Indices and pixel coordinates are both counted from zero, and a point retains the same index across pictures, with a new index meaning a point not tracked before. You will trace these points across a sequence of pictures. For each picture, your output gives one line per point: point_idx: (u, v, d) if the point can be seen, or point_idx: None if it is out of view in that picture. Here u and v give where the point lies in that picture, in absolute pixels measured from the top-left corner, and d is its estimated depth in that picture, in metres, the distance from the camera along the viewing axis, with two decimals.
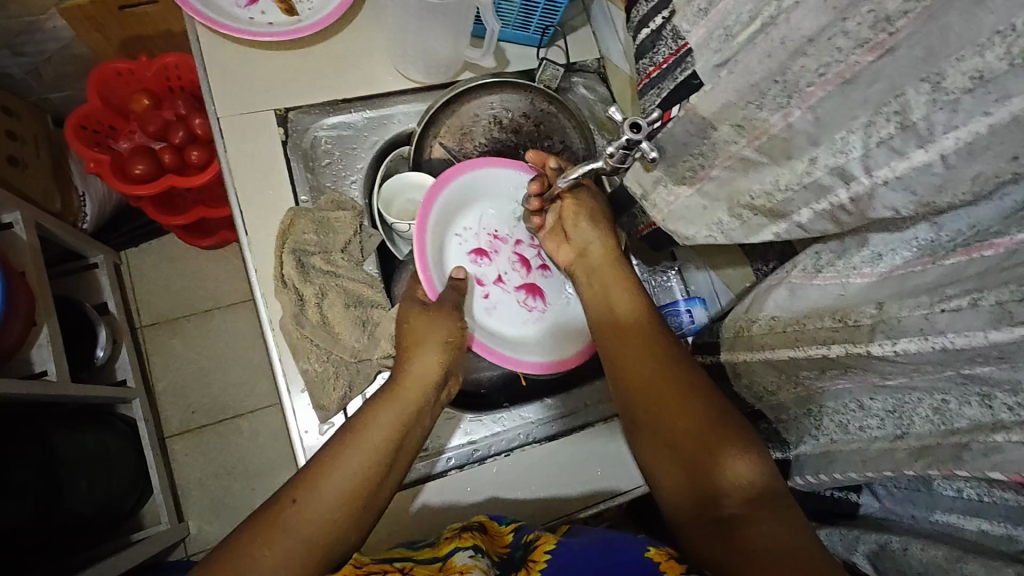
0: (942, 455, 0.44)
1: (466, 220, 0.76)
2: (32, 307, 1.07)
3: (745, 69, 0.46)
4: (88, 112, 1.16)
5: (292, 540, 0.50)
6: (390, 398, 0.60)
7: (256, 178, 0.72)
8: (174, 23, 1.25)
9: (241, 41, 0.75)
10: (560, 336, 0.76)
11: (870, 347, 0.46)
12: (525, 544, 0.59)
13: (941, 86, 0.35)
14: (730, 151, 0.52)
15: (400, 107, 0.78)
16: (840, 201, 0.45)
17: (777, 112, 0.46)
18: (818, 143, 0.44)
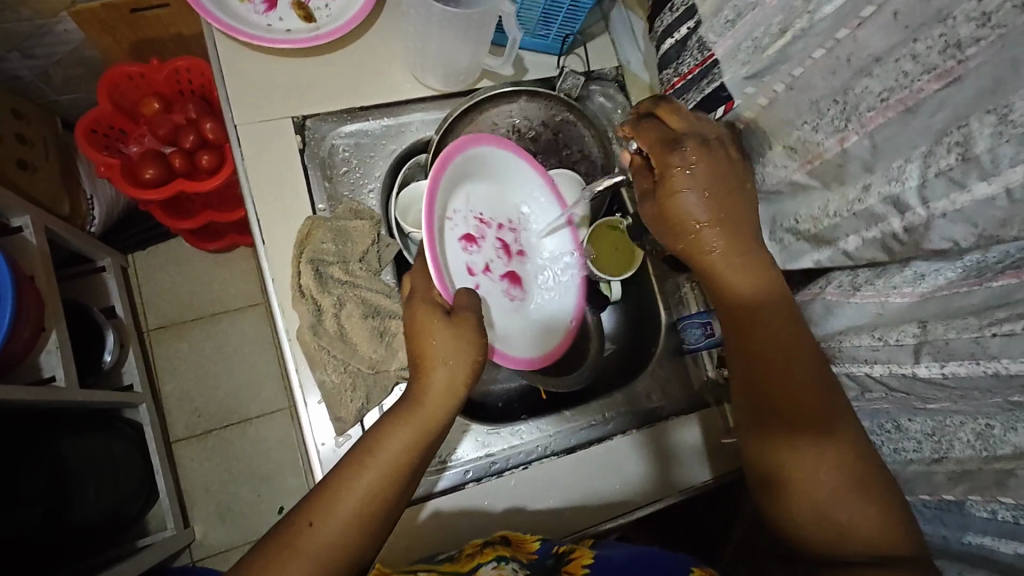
0: (985, 480, 0.47)
1: (455, 202, 0.70)
2: (42, 312, 1.07)
3: (807, 86, 0.49)
4: (98, 115, 1.15)
5: (306, 563, 0.50)
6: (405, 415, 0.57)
7: (273, 186, 0.71)
8: (185, 26, 1.24)
9: (258, 48, 0.74)
10: (540, 327, 0.75)
11: (916, 369, 0.48)
12: (556, 554, 0.62)
13: (1010, 116, 0.37)
14: (781, 175, 0.55)
15: (417, 115, 0.78)
16: (893, 230, 0.46)
17: (833, 135, 0.49)
18: (873, 169, 0.47)
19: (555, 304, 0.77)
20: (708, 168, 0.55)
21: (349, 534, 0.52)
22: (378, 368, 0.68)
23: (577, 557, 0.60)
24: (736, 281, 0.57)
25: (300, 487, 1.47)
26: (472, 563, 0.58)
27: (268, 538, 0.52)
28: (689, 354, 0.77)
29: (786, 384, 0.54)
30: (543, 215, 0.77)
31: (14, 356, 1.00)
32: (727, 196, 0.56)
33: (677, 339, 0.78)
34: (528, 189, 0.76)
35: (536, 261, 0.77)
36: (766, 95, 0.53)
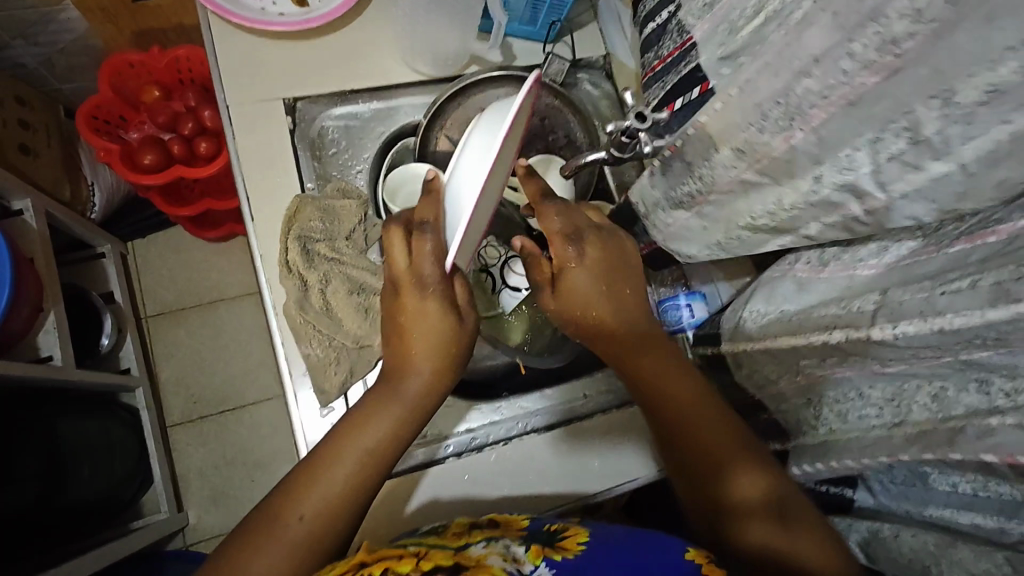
0: (938, 439, 0.46)
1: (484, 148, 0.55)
2: (40, 294, 1.08)
3: (751, 88, 0.45)
4: (99, 102, 1.18)
5: (282, 546, 0.51)
6: (377, 408, 0.58)
7: (262, 165, 0.73)
8: (186, 17, 1.27)
9: (252, 31, 0.76)
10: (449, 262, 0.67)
11: (872, 331, 0.48)
12: (547, 531, 0.58)
13: (953, 100, 0.35)
14: (729, 176, 0.52)
15: (406, 99, 0.79)
16: (853, 214, 0.47)
17: (778, 134, 0.45)
18: (821, 161, 0.44)
19: None
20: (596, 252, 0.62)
21: (332, 510, 0.54)
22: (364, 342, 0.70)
23: (572, 533, 0.57)
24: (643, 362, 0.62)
25: None
26: (459, 542, 0.55)
27: (251, 523, 0.53)
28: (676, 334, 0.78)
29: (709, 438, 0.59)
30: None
31: (13, 335, 1.02)
32: (619, 279, 0.62)
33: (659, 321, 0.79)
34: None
35: None
36: (719, 97, 0.48)
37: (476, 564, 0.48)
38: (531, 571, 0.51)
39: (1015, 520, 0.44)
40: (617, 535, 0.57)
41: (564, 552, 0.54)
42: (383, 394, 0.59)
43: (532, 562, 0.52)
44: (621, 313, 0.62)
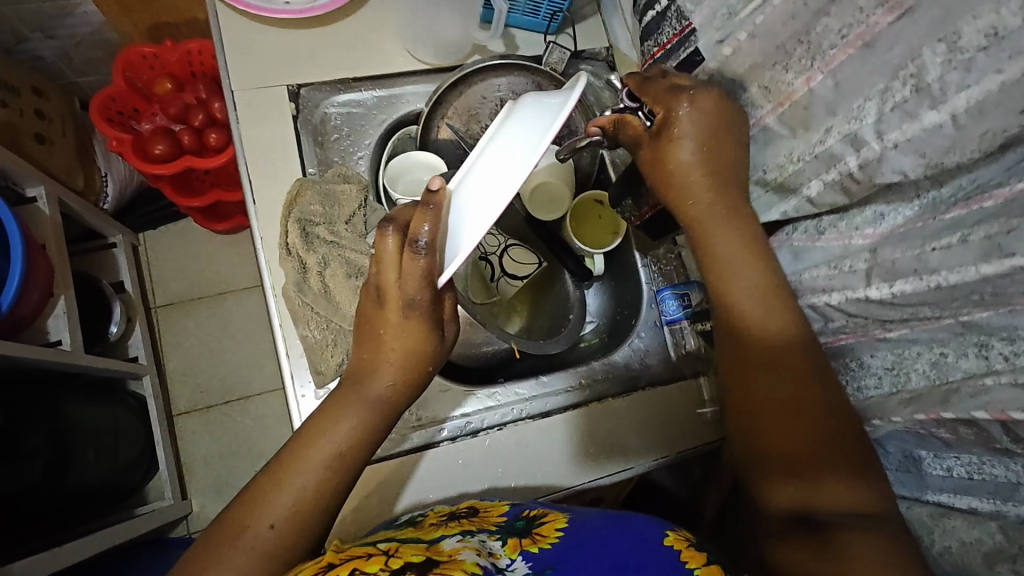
0: (931, 399, 0.48)
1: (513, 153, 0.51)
2: (51, 279, 1.10)
3: (768, 31, 0.50)
4: (115, 92, 1.20)
5: (242, 556, 0.50)
6: (346, 404, 0.57)
7: (265, 149, 0.74)
8: (200, 11, 1.29)
9: (257, 19, 0.77)
10: None
11: (869, 291, 0.50)
12: (524, 519, 0.59)
13: (958, 45, 0.38)
14: (756, 117, 0.56)
15: (410, 88, 0.80)
16: (849, 168, 0.48)
17: (800, 75, 0.49)
18: (835, 112, 0.47)
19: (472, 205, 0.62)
20: (704, 122, 0.54)
21: (299, 514, 0.53)
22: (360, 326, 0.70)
23: (550, 520, 0.57)
24: (723, 242, 0.57)
25: None
26: (435, 534, 0.55)
27: (211, 539, 0.51)
28: (667, 326, 0.77)
29: (784, 367, 0.55)
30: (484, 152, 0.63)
31: (22, 320, 1.04)
32: (722, 143, 0.55)
33: (657, 311, 0.78)
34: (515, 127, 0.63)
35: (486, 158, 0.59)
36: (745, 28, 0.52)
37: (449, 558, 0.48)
38: (507, 565, 0.50)
39: (1011, 502, 0.45)
40: (591, 521, 0.57)
41: (541, 540, 0.54)
42: (345, 392, 0.57)
43: (509, 556, 0.51)
44: (712, 186, 0.56)
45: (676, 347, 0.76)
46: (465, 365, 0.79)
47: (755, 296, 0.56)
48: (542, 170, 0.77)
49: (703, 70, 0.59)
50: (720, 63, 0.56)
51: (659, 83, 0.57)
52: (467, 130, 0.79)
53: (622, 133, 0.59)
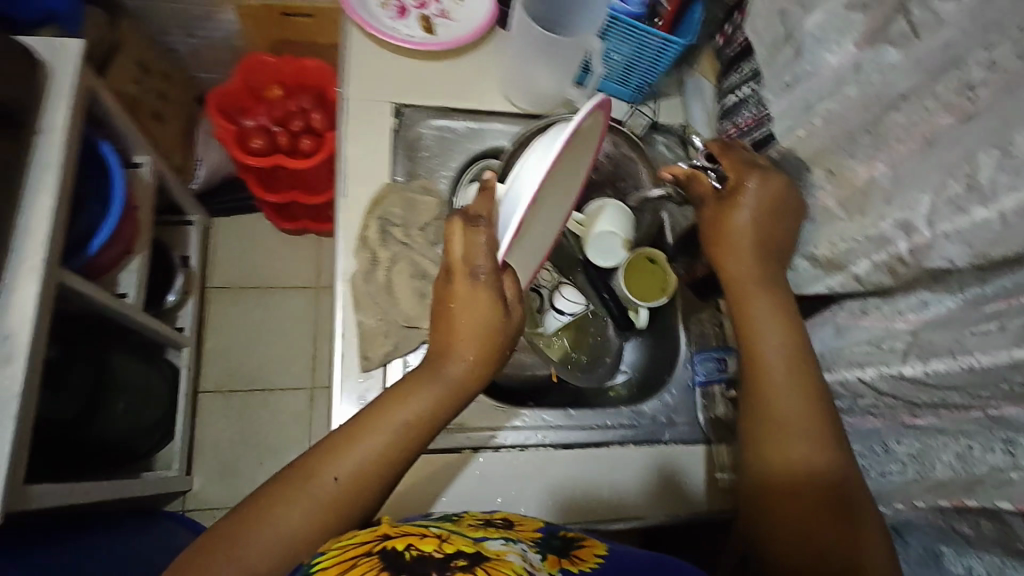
0: (954, 487, 0.50)
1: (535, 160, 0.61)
2: (133, 237, 1.20)
3: (842, 118, 0.58)
4: (230, 90, 1.35)
5: (311, 503, 0.54)
6: (418, 381, 0.60)
7: (365, 153, 0.82)
8: (320, 36, 1.46)
9: (380, 43, 0.87)
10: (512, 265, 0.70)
11: (903, 368, 0.53)
12: (562, 539, 0.58)
13: (1011, 151, 0.43)
14: (819, 198, 0.61)
15: (498, 126, 0.89)
16: (898, 253, 0.51)
17: (865, 162, 0.55)
18: (891, 201, 0.52)
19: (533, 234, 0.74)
20: (767, 195, 0.60)
21: (363, 476, 0.57)
22: (409, 323, 0.74)
23: (589, 546, 0.57)
24: (755, 312, 0.61)
25: None
26: (476, 534, 0.56)
27: (284, 476, 0.56)
28: (699, 387, 0.79)
29: (804, 428, 0.57)
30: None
31: (101, 267, 1.13)
32: (777, 219, 0.60)
33: (691, 372, 0.81)
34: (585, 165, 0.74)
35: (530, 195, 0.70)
36: (818, 116, 0.60)
37: (496, 556, 0.49)
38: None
39: None
40: (629, 553, 0.57)
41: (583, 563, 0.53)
42: (423, 374, 0.61)
43: (549, 569, 0.50)
44: (756, 252, 0.61)
45: (705, 411, 0.78)
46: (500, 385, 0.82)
47: (785, 357, 0.59)
48: (606, 221, 0.83)
49: (775, 147, 0.66)
50: (791, 143, 0.64)
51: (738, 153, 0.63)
52: None
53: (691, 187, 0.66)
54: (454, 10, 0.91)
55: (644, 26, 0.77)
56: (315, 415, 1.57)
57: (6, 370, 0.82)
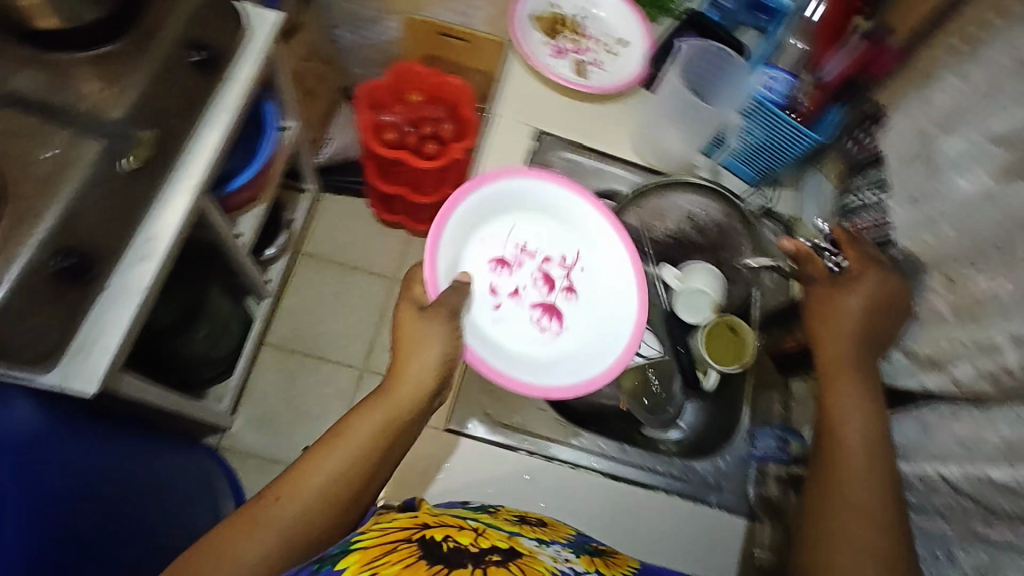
0: None
1: (494, 229, 0.84)
2: (263, 186, 1.31)
3: (977, 231, 0.62)
4: (380, 87, 1.49)
5: (271, 531, 0.59)
6: (373, 406, 0.67)
7: (501, 164, 0.90)
8: (467, 61, 1.60)
9: (537, 74, 0.96)
10: (558, 366, 0.79)
11: (989, 472, 0.55)
12: (592, 545, 0.67)
13: None
14: (930, 301, 0.67)
15: (620, 172, 0.95)
16: (1008, 365, 0.55)
17: (990, 279, 0.60)
18: (1011, 318, 0.56)
19: (591, 341, 0.82)
20: (880, 289, 0.68)
21: (323, 494, 0.62)
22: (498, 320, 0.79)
23: (620, 558, 0.66)
24: (844, 387, 0.66)
25: None
26: (511, 527, 0.64)
27: (247, 509, 0.61)
28: (755, 462, 0.80)
29: (873, 507, 0.60)
30: (602, 274, 0.86)
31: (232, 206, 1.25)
32: (884, 312, 0.68)
33: (747, 447, 0.82)
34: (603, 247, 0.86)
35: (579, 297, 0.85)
36: (950, 227, 0.66)
37: (530, 554, 0.57)
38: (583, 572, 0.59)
39: None
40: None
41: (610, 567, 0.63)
42: (376, 399, 0.68)
43: (584, 567, 0.60)
44: (857, 331, 0.67)
45: (755, 486, 0.79)
46: (563, 403, 0.85)
47: (864, 437, 0.63)
48: (701, 281, 0.89)
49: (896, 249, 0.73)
50: (917, 245, 0.70)
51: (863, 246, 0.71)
52: (648, 224, 0.94)
53: (805, 266, 0.73)
54: (607, 61, 0.99)
55: (784, 116, 0.82)
56: (359, 395, 1.63)
57: (143, 266, 0.93)
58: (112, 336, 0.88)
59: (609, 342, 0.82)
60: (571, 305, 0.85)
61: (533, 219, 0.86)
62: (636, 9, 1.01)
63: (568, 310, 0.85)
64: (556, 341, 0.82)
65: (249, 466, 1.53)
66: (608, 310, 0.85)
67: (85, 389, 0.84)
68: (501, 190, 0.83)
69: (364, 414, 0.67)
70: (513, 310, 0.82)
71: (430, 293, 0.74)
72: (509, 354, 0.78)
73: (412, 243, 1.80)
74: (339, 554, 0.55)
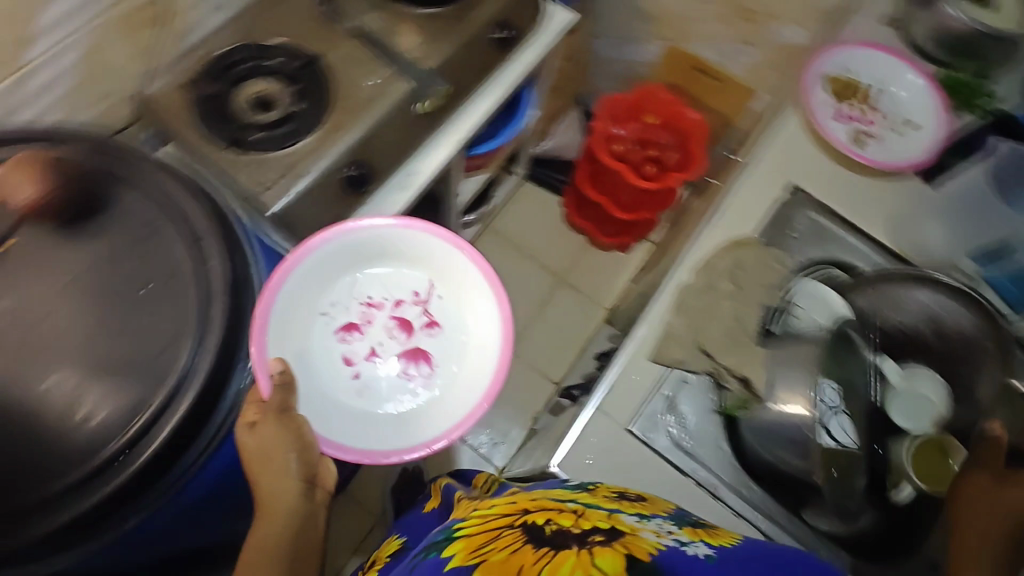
0: None
1: (332, 296, 0.84)
2: (494, 160, 1.42)
3: None
4: (622, 100, 1.56)
5: None
6: (264, 515, 0.65)
7: (746, 204, 0.91)
8: (709, 99, 1.62)
9: (811, 130, 0.97)
10: (411, 419, 0.81)
11: None
12: (693, 520, 0.64)
13: None
14: None
15: (867, 249, 0.91)
16: None
17: None
18: None
19: (459, 384, 0.83)
20: None
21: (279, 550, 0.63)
22: (705, 349, 0.81)
23: (720, 532, 0.62)
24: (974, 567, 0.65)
25: None
26: (612, 505, 0.64)
27: None
28: None
29: None
30: (472, 309, 0.86)
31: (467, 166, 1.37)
32: None
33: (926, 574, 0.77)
34: (455, 276, 0.86)
35: (443, 334, 0.85)
36: None
37: (630, 533, 0.56)
38: (685, 543, 0.57)
39: None
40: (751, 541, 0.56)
41: (713, 538, 0.60)
42: (261, 497, 0.65)
43: (687, 537, 0.58)
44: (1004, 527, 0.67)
45: None
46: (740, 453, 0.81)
47: None
48: (925, 387, 0.84)
49: None
50: None
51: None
52: (882, 311, 0.88)
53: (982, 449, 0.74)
54: (887, 138, 0.98)
55: None
56: None
57: (400, 193, 1.03)
58: None
59: (456, 410, 0.81)
60: (435, 344, 0.85)
61: (392, 268, 0.86)
62: (939, 99, 0.98)
63: (432, 351, 0.84)
64: (426, 391, 0.82)
65: None
66: (479, 347, 0.84)
67: None
68: (373, 240, 0.83)
69: (271, 498, 0.65)
70: (375, 373, 0.83)
71: (260, 392, 0.68)
72: (386, 417, 0.81)
73: (587, 252, 1.84)
74: (445, 540, 0.59)
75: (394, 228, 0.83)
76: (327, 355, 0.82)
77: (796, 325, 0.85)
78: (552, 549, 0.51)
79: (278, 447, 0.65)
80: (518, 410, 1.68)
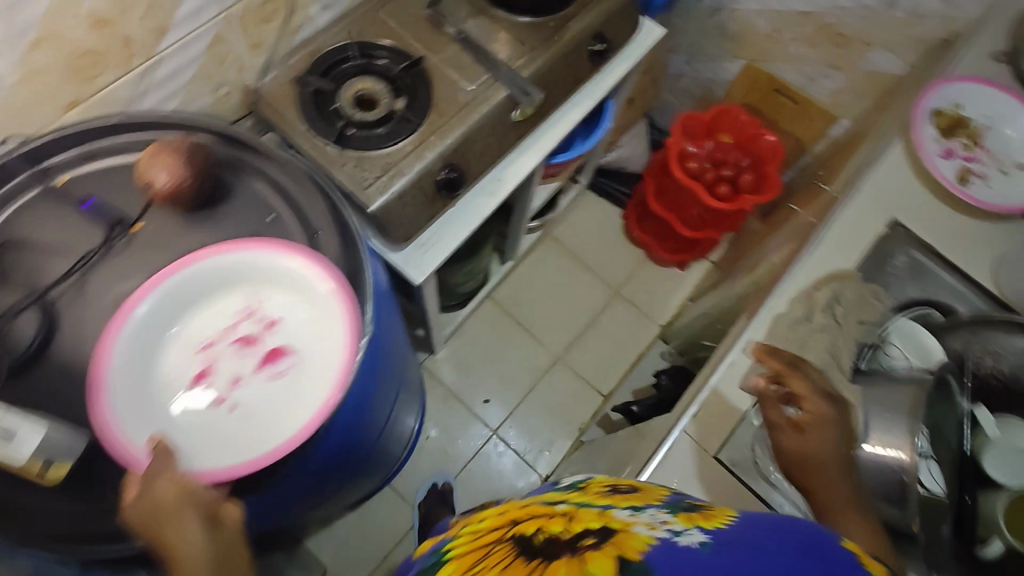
0: None
1: (171, 356, 0.65)
2: (569, 169, 1.43)
3: None
4: (698, 118, 1.54)
5: None
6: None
7: (846, 236, 0.90)
8: (787, 123, 1.61)
9: (916, 162, 0.96)
10: (294, 407, 0.64)
11: None
12: (689, 502, 0.56)
13: None
14: None
15: (966, 293, 0.91)
16: None
17: None
18: None
19: (332, 344, 0.66)
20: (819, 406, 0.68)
21: None
22: None
23: (717, 511, 0.53)
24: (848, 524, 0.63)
25: (510, 404, 1.69)
26: (605, 502, 0.58)
27: None
28: None
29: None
30: (302, 288, 0.67)
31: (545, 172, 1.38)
32: (822, 432, 0.67)
33: None
34: (270, 274, 0.68)
35: (290, 318, 0.67)
36: None
37: (622, 529, 0.48)
38: (679, 529, 0.48)
39: None
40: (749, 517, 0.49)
41: (715, 517, 0.52)
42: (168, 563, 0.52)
43: (681, 523, 0.49)
44: (834, 454, 0.66)
45: None
46: None
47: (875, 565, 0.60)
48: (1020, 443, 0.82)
49: None
50: None
51: (801, 378, 0.70)
52: (978, 356, 0.86)
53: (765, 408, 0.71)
54: (992, 177, 0.94)
55: None
56: (546, 380, 1.72)
57: (488, 200, 1.06)
58: (443, 246, 1.01)
59: (327, 374, 0.65)
60: (293, 331, 0.67)
61: (213, 296, 0.67)
62: None
63: (286, 342, 0.67)
64: (297, 378, 0.66)
65: (435, 394, 1.68)
66: (320, 309, 0.67)
67: (416, 277, 0.99)
68: (176, 286, 0.65)
69: (175, 545, 0.51)
70: (250, 396, 0.65)
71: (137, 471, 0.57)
72: (256, 438, 0.63)
73: (645, 266, 1.83)
74: (437, 565, 0.58)
75: (179, 271, 0.66)
76: (169, 414, 0.63)
77: (888, 361, 0.86)
78: (545, 560, 0.47)
79: (169, 502, 0.53)
80: (567, 418, 1.68)
